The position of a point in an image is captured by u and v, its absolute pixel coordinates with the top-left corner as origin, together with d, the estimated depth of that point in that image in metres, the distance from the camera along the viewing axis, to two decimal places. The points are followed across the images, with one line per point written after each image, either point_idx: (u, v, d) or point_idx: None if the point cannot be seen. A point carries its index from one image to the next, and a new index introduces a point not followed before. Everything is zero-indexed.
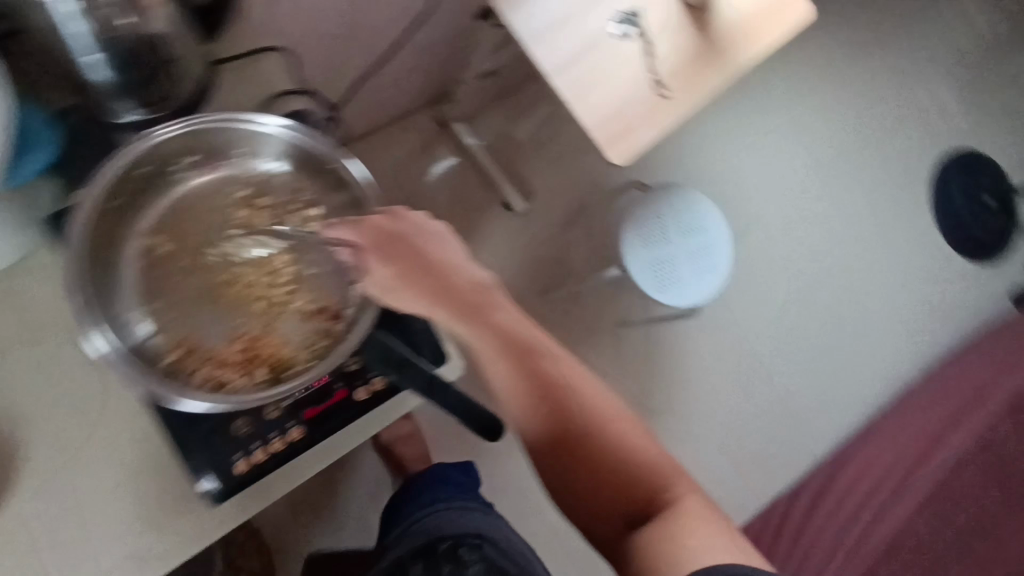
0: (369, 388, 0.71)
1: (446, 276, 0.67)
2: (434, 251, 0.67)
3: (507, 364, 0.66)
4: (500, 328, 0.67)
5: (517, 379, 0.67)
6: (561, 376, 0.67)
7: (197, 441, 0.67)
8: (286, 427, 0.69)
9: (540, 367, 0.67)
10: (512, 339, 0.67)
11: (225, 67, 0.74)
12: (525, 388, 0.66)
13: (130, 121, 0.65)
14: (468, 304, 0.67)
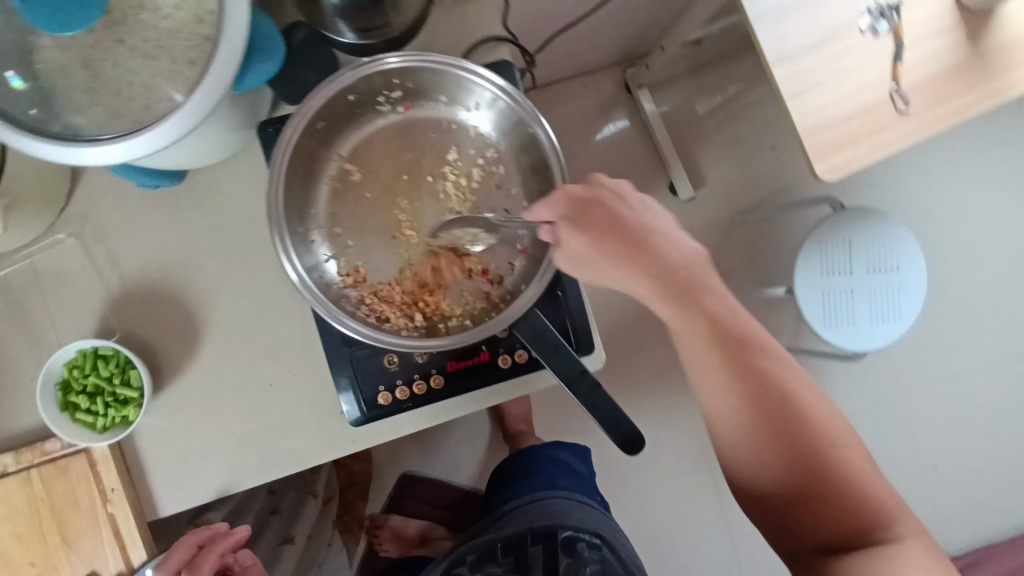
0: (513, 357, 0.71)
1: (647, 234, 0.67)
2: (632, 214, 0.68)
3: (733, 389, 0.65)
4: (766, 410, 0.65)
5: (714, 373, 0.66)
6: (794, 413, 0.66)
7: (346, 358, 0.70)
8: (429, 373, 0.71)
9: (771, 399, 0.65)
10: (721, 350, 0.66)
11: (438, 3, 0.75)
12: (729, 390, 0.66)
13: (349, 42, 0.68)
14: (678, 284, 0.67)
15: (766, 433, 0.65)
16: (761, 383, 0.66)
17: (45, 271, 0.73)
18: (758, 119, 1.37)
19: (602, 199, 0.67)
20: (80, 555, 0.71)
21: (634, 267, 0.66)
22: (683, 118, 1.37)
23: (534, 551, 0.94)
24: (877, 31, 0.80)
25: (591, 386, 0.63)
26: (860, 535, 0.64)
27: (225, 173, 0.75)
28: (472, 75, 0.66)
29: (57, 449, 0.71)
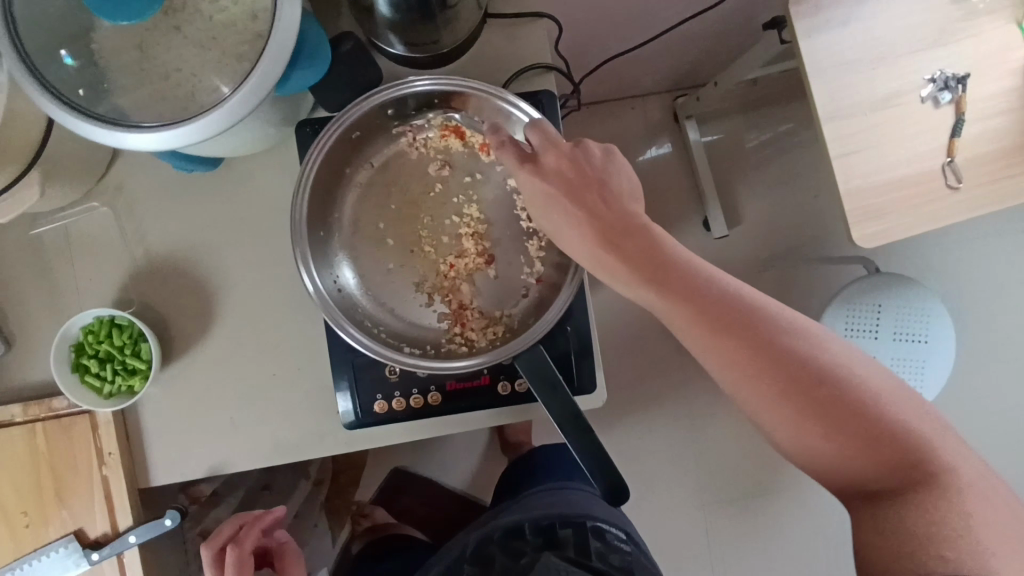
0: (517, 385, 0.61)
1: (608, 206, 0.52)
2: (611, 198, 0.52)
3: (783, 395, 0.48)
4: (702, 301, 0.49)
5: (716, 346, 0.49)
6: (792, 352, 0.48)
7: (344, 342, 0.61)
8: (426, 388, 0.61)
9: (671, 264, 0.50)
10: (721, 320, 0.49)
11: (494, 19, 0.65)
12: (760, 380, 0.48)
13: (398, 51, 0.60)
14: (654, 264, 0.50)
15: (831, 416, 0.47)
16: (639, 227, 0.51)
17: (54, 252, 0.64)
18: (833, 218, 1.27)
19: (590, 169, 0.52)
20: (72, 511, 0.62)
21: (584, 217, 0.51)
22: (724, 144, 1.29)
23: (565, 536, 0.75)
24: (937, 101, 0.78)
25: (585, 428, 0.54)
26: (918, 492, 0.46)
27: (245, 184, 0.64)
28: (512, 108, 0.54)
29: (65, 408, 0.62)
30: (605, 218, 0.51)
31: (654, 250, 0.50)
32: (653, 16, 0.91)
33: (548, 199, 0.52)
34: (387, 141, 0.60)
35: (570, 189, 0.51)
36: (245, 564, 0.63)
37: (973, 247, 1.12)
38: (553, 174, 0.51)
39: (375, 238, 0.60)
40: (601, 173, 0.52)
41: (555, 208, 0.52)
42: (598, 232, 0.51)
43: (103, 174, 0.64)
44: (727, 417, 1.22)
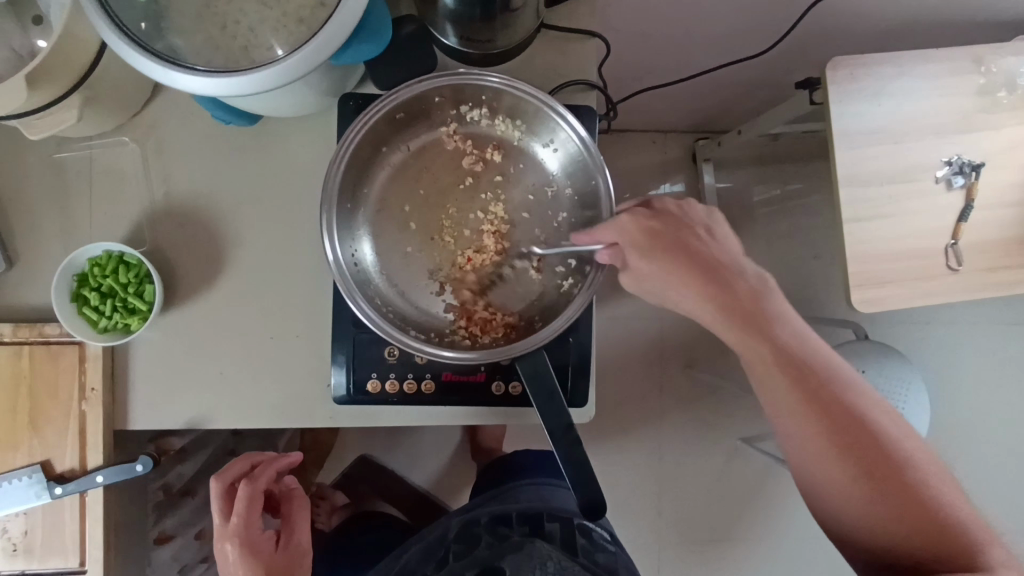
0: (511, 387, 0.61)
1: (698, 251, 0.55)
2: (707, 248, 0.55)
3: (839, 444, 0.49)
4: (783, 348, 0.52)
5: (790, 390, 0.51)
6: (851, 406, 0.50)
7: (349, 317, 0.61)
8: (422, 376, 0.61)
9: (769, 313, 0.52)
10: (796, 366, 0.51)
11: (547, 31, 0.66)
12: (817, 426, 0.50)
13: (450, 42, 0.60)
14: (739, 305, 0.53)
15: (884, 474, 0.48)
16: (735, 275, 0.54)
17: (73, 180, 0.64)
18: (827, 281, 1.30)
19: (687, 223, 0.56)
20: (44, 442, 0.61)
21: (675, 257, 0.54)
22: (735, 192, 1.31)
23: (551, 529, 0.71)
24: (949, 185, 0.82)
25: (574, 439, 0.54)
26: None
27: (275, 146, 0.64)
28: (561, 122, 0.56)
29: (56, 335, 0.61)
30: (710, 266, 0.54)
31: (748, 295, 0.53)
32: (692, 56, 0.93)
33: (644, 249, 0.55)
34: (430, 127, 0.61)
35: (664, 239, 0.55)
36: (256, 502, 0.58)
37: (955, 331, 1.16)
38: (654, 219, 0.56)
39: (399, 219, 0.61)
40: (691, 224, 0.56)
41: (653, 259, 0.54)
42: (699, 273, 0.54)
43: (137, 111, 0.64)
44: (696, 458, 1.23)
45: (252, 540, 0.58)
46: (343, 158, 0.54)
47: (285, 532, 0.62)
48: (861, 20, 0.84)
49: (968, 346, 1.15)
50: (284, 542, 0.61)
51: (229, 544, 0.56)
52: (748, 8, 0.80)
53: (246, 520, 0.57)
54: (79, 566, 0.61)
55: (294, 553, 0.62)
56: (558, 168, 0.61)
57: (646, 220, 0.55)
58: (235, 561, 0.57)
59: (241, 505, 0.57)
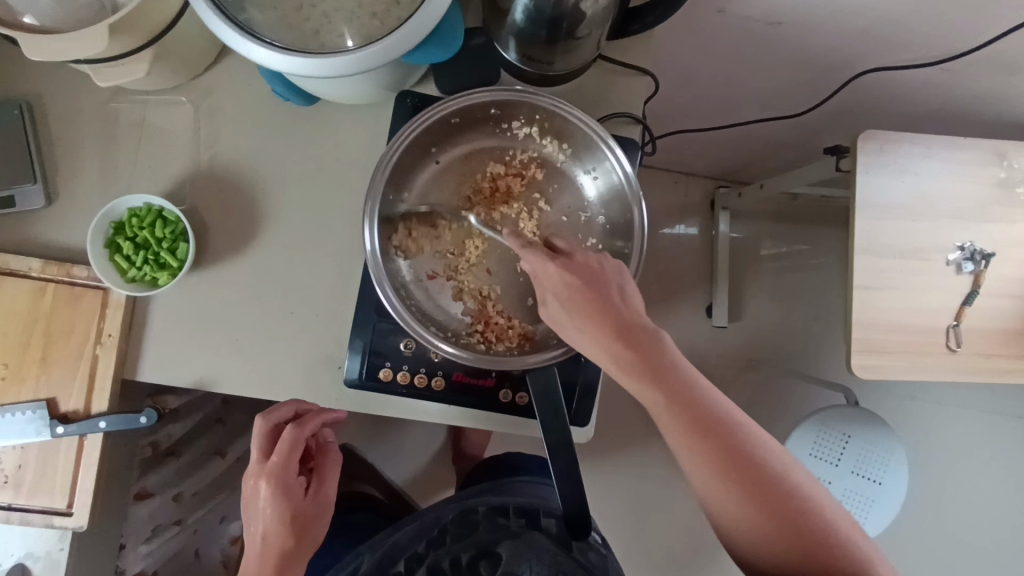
0: (519, 397, 0.63)
1: (605, 302, 0.53)
2: (618, 301, 0.53)
3: (734, 485, 0.50)
4: (692, 407, 0.51)
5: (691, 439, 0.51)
6: (744, 445, 0.51)
7: (372, 305, 0.62)
8: (433, 372, 0.62)
9: (671, 364, 0.52)
10: (695, 417, 0.51)
11: (601, 63, 0.68)
12: (718, 471, 0.50)
13: (508, 56, 0.62)
14: (652, 360, 0.52)
15: (771, 507, 0.50)
16: (640, 327, 0.53)
17: (124, 130, 0.65)
18: (824, 344, 1.33)
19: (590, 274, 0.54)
20: (51, 380, 0.61)
21: (584, 322, 0.52)
22: (746, 243, 1.34)
23: (547, 524, 0.72)
24: (959, 268, 0.84)
25: (572, 459, 0.56)
26: None
27: (326, 129, 0.66)
28: (607, 155, 0.58)
29: (82, 278, 0.62)
30: (620, 322, 0.52)
31: (650, 348, 0.52)
32: (731, 107, 0.96)
33: (564, 299, 0.53)
34: (478, 136, 0.63)
35: (581, 296, 0.53)
36: (298, 447, 0.58)
37: (939, 411, 1.18)
38: (570, 271, 0.54)
39: (433, 218, 0.63)
40: (606, 282, 0.54)
41: (568, 313, 0.53)
42: (608, 333, 0.52)
43: (199, 74, 0.65)
44: (672, 496, 1.24)
45: (287, 484, 0.58)
46: (395, 152, 0.56)
47: (315, 483, 0.61)
48: (896, 100, 0.87)
49: (951, 427, 1.18)
50: (313, 492, 0.61)
51: (265, 481, 0.57)
52: (791, 72, 0.83)
53: (286, 461, 0.57)
54: (65, 509, 0.61)
55: (321, 503, 0.61)
56: (595, 196, 0.63)
57: (568, 274, 0.54)
58: (268, 498, 0.57)
59: (284, 446, 0.57)
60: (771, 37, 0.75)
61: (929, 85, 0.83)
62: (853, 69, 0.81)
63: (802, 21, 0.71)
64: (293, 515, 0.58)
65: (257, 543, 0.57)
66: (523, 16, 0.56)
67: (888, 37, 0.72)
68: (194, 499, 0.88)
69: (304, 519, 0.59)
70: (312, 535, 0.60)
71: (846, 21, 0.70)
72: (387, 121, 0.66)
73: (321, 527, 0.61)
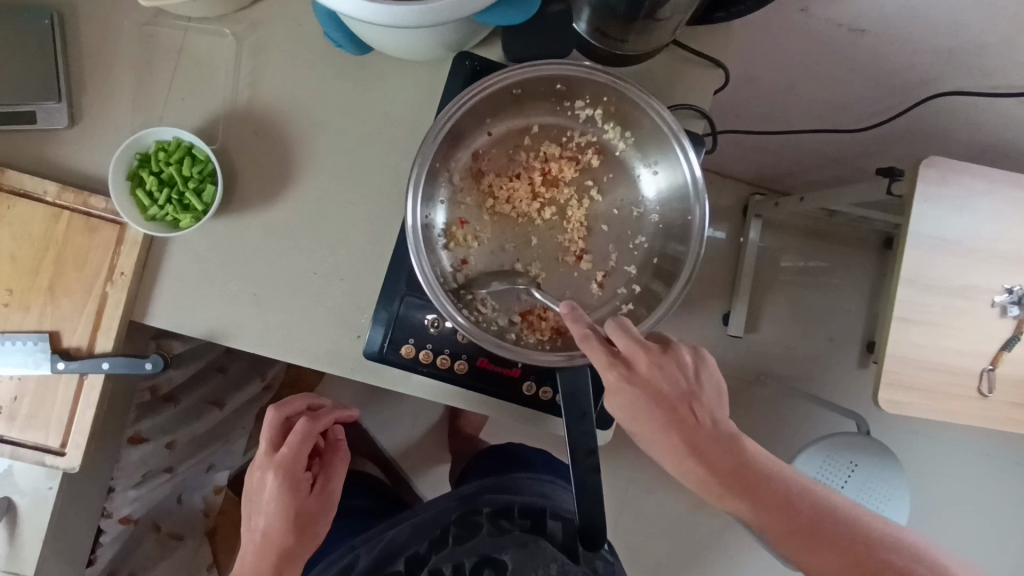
0: (542, 391, 0.60)
1: (692, 410, 0.51)
2: (690, 411, 0.50)
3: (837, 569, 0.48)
4: (786, 519, 0.49)
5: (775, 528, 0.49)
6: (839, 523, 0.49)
7: (402, 278, 0.59)
8: (457, 355, 0.59)
9: (752, 478, 0.50)
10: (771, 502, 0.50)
11: (672, 49, 0.64)
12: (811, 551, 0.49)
13: (579, 28, 0.58)
14: (738, 472, 0.50)
15: None
16: (704, 427, 0.51)
17: (161, 55, 0.61)
18: (837, 367, 1.30)
19: (659, 382, 0.50)
20: (57, 311, 0.58)
21: (666, 428, 0.50)
22: (773, 255, 1.30)
23: (553, 526, 0.71)
24: (1003, 312, 0.81)
25: (593, 467, 0.53)
26: None
27: (375, 82, 0.61)
28: (674, 150, 0.54)
29: (100, 210, 0.58)
30: (691, 426, 0.50)
31: (727, 461, 0.50)
32: (788, 113, 0.92)
33: (628, 406, 0.50)
34: (537, 112, 0.59)
35: (646, 409, 0.50)
36: (307, 443, 0.59)
37: (944, 450, 1.17)
38: (635, 388, 0.49)
39: (477, 193, 0.60)
40: (679, 386, 0.50)
41: (636, 422, 0.51)
42: (686, 447, 0.50)
43: (246, 5, 0.61)
44: (662, 500, 1.23)
45: (294, 478, 0.58)
46: (450, 117, 0.52)
47: (321, 479, 0.62)
48: (967, 129, 0.83)
49: (954, 467, 1.16)
50: (319, 489, 0.62)
51: (271, 474, 0.58)
52: (862, 85, 0.79)
53: (295, 455, 0.58)
54: (58, 448, 0.58)
55: (324, 501, 0.62)
56: (651, 192, 0.59)
57: (625, 385, 0.49)
58: (273, 492, 0.58)
59: (294, 439, 0.58)
60: (853, 44, 0.70)
61: (1006, 119, 0.78)
62: (931, 92, 0.76)
63: (890, 31, 0.66)
64: (296, 511, 0.59)
65: (257, 537, 0.58)
66: None
67: (977, 61, 0.68)
68: (186, 448, 0.86)
69: (306, 516, 0.60)
70: (313, 533, 0.61)
71: (940, 38, 0.65)
72: (440, 83, 0.61)
73: (322, 525, 0.62)
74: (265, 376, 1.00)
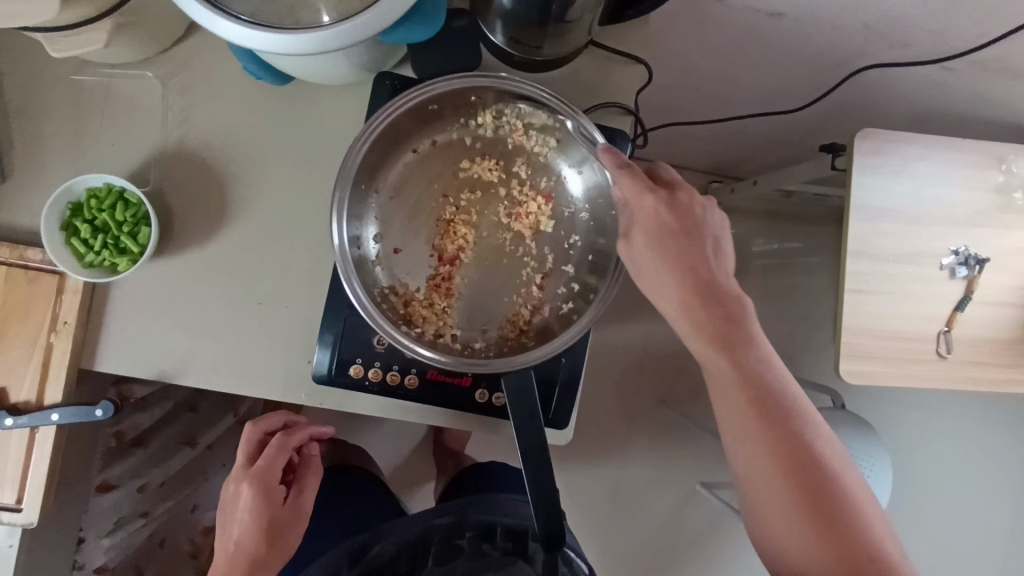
0: (495, 397, 0.60)
1: (687, 234, 0.52)
2: (710, 255, 0.52)
3: (790, 491, 0.48)
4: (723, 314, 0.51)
5: (751, 431, 0.50)
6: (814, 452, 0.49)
7: (344, 299, 0.60)
8: (407, 370, 0.60)
9: (715, 278, 0.52)
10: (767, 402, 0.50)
11: (590, 49, 0.64)
12: (776, 458, 0.49)
13: (495, 40, 0.59)
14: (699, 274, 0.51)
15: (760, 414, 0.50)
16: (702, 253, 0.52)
17: (88, 102, 0.61)
18: (812, 344, 1.31)
19: (685, 223, 0.52)
20: (3, 366, 0.58)
21: (654, 228, 0.52)
22: (737, 239, 1.31)
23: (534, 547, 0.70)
24: (952, 273, 0.83)
25: (543, 472, 0.53)
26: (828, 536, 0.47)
27: (301, 108, 0.62)
28: (592, 148, 0.55)
29: (37, 261, 0.58)
30: (668, 235, 0.52)
31: (697, 258, 0.52)
32: (727, 99, 0.93)
33: (650, 238, 0.52)
34: (455, 125, 0.60)
35: (664, 233, 0.52)
36: (284, 455, 0.59)
37: (923, 415, 1.18)
38: (669, 213, 0.52)
39: (408, 210, 0.61)
40: (697, 227, 0.52)
41: (648, 238, 0.52)
42: (669, 256, 0.52)
43: (167, 47, 0.62)
44: (653, 494, 1.23)
45: (268, 487, 0.58)
46: (369, 138, 0.53)
47: (293, 493, 0.62)
48: (898, 99, 0.85)
49: (934, 431, 1.18)
50: (291, 501, 0.61)
51: (246, 485, 0.58)
52: (790, 66, 0.80)
53: (270, 466, 0.58)
54: (15, 504, 0.58)
55: (295, 513, 0.62)
56: (579, 191, 0.61)
57: (662, 207, 0.51)
58: (246, 503, 0.57)
59: (270, 451, 0.59)
60: (772, 28, 0.72)
61: (932, 87, 0.80)
62: (857, 67, 0.78)
63: (804, 13, 0.68)
64: (269, 522, 0.59)
65: (231, 547, 0.58)
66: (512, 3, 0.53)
67: (893, 34, 0.70)
68: (160, 491, 0.86)
69: (278, 526, 0.60)
70: (284, 544, 0.60)
71: (852, 15, 0.67)
72: (365, 105, 0.62)
73: (294, 537, 0.61)
74: (237, 411, 0.99)
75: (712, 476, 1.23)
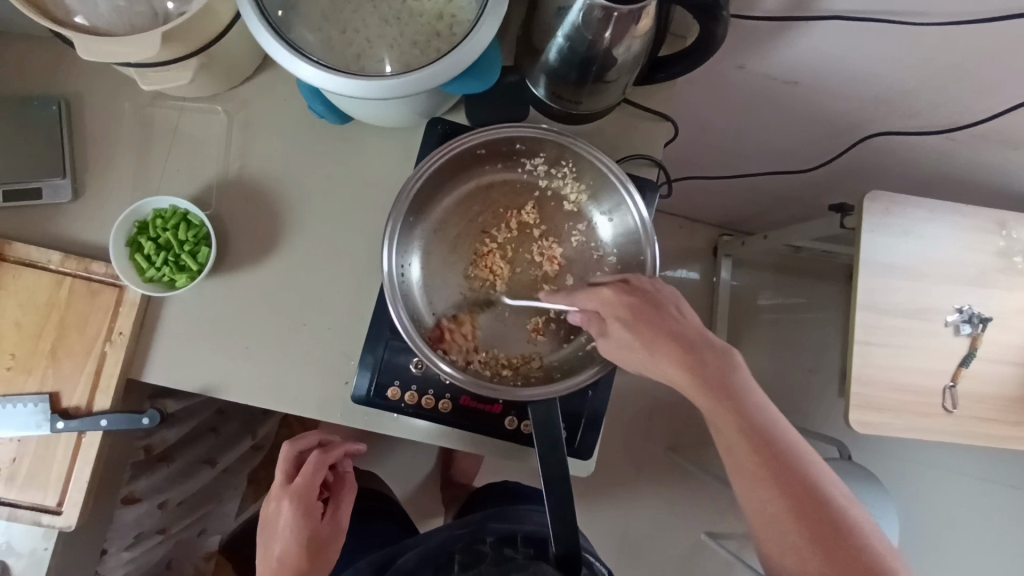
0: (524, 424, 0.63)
1: (657, 311, 0.54)
2: (679, 315, 0.55)
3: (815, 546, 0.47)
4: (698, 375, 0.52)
5: (760, 479, 0.49)
6: (825, 491, 0.49)
7: (385, 322, 0.63)
8: (441, 394, 0.63)
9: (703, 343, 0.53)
10: (766, 444, 0.50)
11: (623, 106, 0.70)
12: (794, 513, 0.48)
13: (537, 92, 0.64)
14: (678, 335, 0.53)
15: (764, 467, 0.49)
16: (673, 313, 0.54)
17: (160, 131, 0.66)
18: (818, 396, 1.33)
19: (655, 300, 0.55)
20: (57, 373, 0.61)
21: (627, 305, 0.54)
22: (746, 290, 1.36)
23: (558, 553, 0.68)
24: (957, 330, 0.86)
25: (564, 497, 0.55)
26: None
27: (355, 145, 0.67)
28: (624, 197, 0.60)
29: (100, 275, 0.62)
30: (638, 306, 0.54)
31: (672, 322, 0.54)
32: (743, 157, 0.99)
33: (627, 320, 0.54)
34: (498, 168, 0.65)
35: (643, 315, 0.54)
36: (320, 471, 0.61)
37: (926, 472, 1.19)
38: (633, 293, 0.56)
39: (449, 243, 0.65)
40: (665, 302, 0.55)
41: (631, 326, 0.54)
42: (648, 328, 0.53)
43: (236, 85, 0.67)
44: (659, 540, 1.22)
45: (307, 505, 0.60)
46: (424, 175, 0.58)
47: (331, 510, 0.64)
48: (904, 164, 0.90)
49: (937, 489, 1.19)
50: (329, 517, 0.63)
51: (287, 501, 0.60)
52: (804, 130, 0.86)
53: (308, 483, 0.60)
54: (55, 507, 0.60)
55: (334, 530, 0.63)
56: (608, 236, 0.65)
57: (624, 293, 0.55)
58: (287, 519, 0.60)
59: (308, 468, 0.61)
60: (789, 95, 0.78)
61: (935, 155, 0.86)
62: (866, 134, 0.84)
63: (818, 83, 0.74)
64: (310, 537, 0.61)
65: (273, 564, 0.60)
66: (557, 64, 0.58)
67: (900, 106, 0.76)
68: (178, 509, 0.87)
69: (319, 541, 0.61)
70: (324, 559, 0.62)
71: (864, 86, 0.73)
72: (415, 145, 0.68)
73: (333, 553, 0.63)
74: (256, 433, 1.01)
75: (717, 525, 1.23)
